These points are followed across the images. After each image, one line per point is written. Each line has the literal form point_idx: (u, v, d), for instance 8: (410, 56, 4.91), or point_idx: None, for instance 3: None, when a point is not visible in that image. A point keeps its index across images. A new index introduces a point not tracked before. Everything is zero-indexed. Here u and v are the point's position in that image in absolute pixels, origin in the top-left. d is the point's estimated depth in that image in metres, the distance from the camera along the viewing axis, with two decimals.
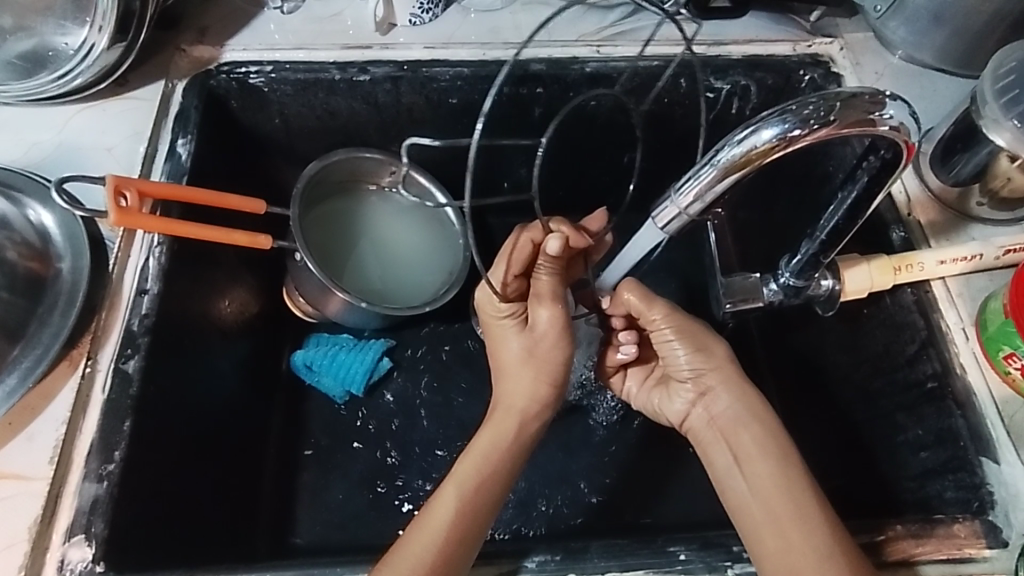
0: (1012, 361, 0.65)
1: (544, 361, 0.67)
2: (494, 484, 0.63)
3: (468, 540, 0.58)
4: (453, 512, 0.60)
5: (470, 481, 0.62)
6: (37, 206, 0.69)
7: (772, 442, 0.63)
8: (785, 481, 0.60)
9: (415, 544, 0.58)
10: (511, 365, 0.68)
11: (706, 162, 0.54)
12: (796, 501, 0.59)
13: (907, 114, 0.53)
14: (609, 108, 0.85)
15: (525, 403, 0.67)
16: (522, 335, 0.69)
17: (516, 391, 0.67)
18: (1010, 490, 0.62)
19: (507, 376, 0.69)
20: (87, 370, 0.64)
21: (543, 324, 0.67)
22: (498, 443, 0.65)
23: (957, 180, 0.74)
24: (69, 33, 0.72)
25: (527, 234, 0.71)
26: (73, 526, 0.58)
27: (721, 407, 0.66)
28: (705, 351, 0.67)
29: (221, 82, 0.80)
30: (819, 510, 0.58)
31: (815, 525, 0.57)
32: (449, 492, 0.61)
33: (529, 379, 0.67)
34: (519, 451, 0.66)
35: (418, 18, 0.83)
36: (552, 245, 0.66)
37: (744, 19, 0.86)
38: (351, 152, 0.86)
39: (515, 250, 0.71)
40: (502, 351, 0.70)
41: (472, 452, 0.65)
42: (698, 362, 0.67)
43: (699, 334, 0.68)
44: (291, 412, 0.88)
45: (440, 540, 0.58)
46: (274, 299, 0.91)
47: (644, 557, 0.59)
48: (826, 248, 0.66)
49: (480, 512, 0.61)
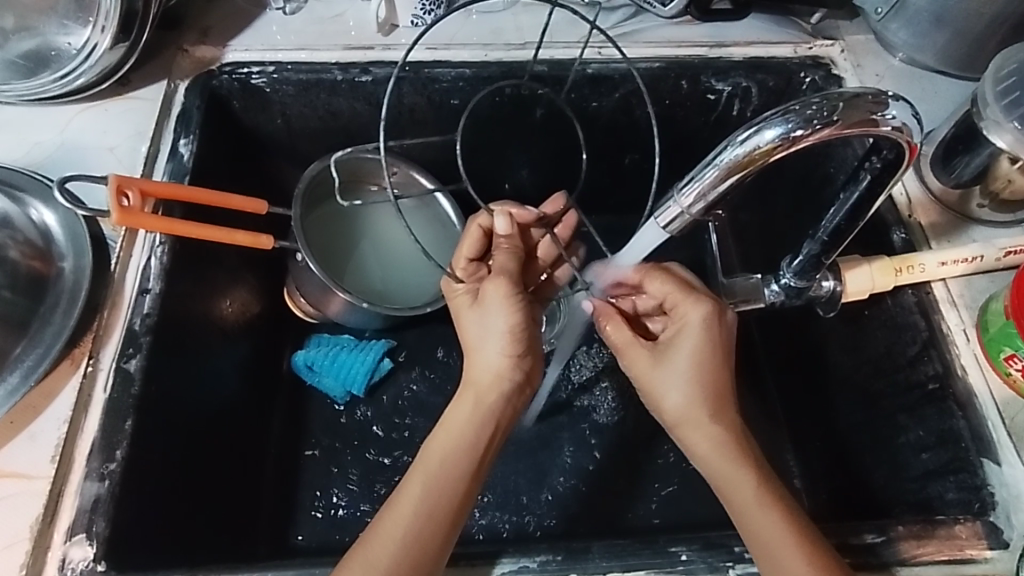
0: (1013, 361, 0.65)
1: (502, 331, 0.63)
2: (465, 457, 0.60)
3: (437, 519, 0.57)
4: (421, 498, 0.58)
5: (436, 459, 0.60)
6: (39, 205, 0.70)
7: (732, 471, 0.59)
8: (751, 510, 0.57)
9: (383, 533, 0.57)
10: (476, 341, 0.65)
11: (708, 162, 0.54)
12: (763, 530, 0.56)
13: (909, 114, 0.53)
14: (612, 109, 0.86)
15: (492, 379, 0.63)
16: (474, 311, 0.66)
17: (484, 363, 0.63)
18: (1011, 490, 0.62)
19: (474, 351, 0.65)
20: (89, 369, 0.64)
21: (492, 298, 0.65)
22: (464, 420, 0.62)
23: (958, 182, 0.74)
24: (72, 33, 0.72)
25: (474, 220, 0.73)
26: (74, 525, 0.58)
27: (694, 444, 0.61)
28: (679, 389, 0.61)
29: (223, 83, 0.80)
30: (793, 529, 0.56)
31: (791, 553, 0.55)
32: (415, 476, 0.59)
33: (495, 352, 0.63)
34: (489, 424, 0.62)
35: (421, 19, 0.83)
36: (498, 221, 0.71)
37: (745, 21, 0.87)
38: (353, 154, 0.86)
39: (465, 236, 0.73)
40: (464, 331, 0.66)
41: (440, 431, 0.62)
42: (671, 405, 0.62)
43: (667, 375, 0.62)
44: (291, 413, 0.88)
45: (407, 529, 0.56)
46: (274, 298, 0.91)
47: (645, 557, 0.59)
48: (828, 249, 0.66)
49: (449, 489, 0.59)
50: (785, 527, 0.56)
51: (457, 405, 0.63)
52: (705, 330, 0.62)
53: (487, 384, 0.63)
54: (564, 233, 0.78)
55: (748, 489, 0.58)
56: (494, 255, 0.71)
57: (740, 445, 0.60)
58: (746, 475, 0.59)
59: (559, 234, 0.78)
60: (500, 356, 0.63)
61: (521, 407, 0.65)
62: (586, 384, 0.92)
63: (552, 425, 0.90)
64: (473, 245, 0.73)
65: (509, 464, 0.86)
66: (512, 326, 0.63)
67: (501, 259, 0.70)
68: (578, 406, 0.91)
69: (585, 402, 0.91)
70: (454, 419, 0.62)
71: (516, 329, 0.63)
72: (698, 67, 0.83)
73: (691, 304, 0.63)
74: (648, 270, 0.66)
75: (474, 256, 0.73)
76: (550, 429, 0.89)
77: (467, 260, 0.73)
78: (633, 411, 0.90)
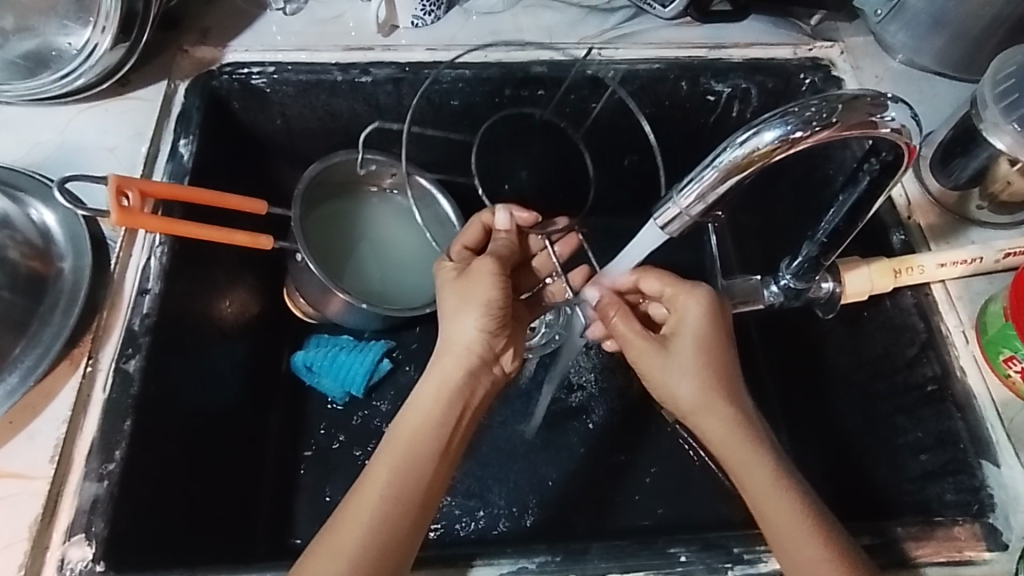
0: (1012, 363, 0.65)
1: (480, 304, 0.64)
2: (433, 438, 0.60)
3: (406, 501, 0.56)
4: (386, 482, 0.57)
5: (403, 440, 0.59)
6: (39, 205, 0.70)
7: (749, 458, 0.58)
8: (769, 494, 0.57)
9: (351, 517, 0.56)
10: (452, 311, 0.65)
11: (707, 163, 0.54)
12: (781, 513, 0.56)
13: (908, 116, 0.53)
14: (610, 111, 0.86)
15: (466, 351, 0.63)
16: (455, 284, 0.66)
17: (455, 338, 0.64)
18: (1009, 492, 0.62)
19: (447, 322, 0.65)
20: (87, 369, 0.64)
21: (477, 273, 0.65)
22: (432, 399, 0.61)
23: (957, 184, 0.74)
24: (72, 34, 0.73)
25: (477, 217, 0.74)
26: (74, 525, 0.58)
27: (709, 432, 0.60)
28: (691, 377, 0.61)
29: (223, 83, 0.80)
30: (808, 514, 0.56)
31: (811, 537, 0.55)
32: (384, 458, 0.58)
33: (472, 322, 0.64)
34: (459, 402, 0.62)
35: (421, 19, 0.83)
36: (499, 214, 0.73)
37: (745, 22, 0.87)
38: (351, 154, 0.86)
39: (467, 229, 0.75)
40: (444, 303, 0.66)
41: (405, 413, 0.61)
42: (685, 392, 0.61)
43: (674, 363, 0.62)
44: (291, 414, 0.88)
45: (376, 511, 0.55)
46: (274, 299, 0.91)
47: (644, 558, 0.59)
48: (826, 250, 0.66)
49: (418, 470, 0.58)
50: (799, 509, 0.56)
51: (424, 383, 0.63)
52: (704, 321, 0.62)
53: (456, 357, 0.63)
54: (564, 251, 0.81)
55: (764, 472, 0.58)
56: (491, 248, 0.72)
57: (749, 429, 0.60)
58: (760, 457, 0.58)
59: (559, 250, 0.80)
60: (475, 331, 0.63)
61: (490, 391, 0.65)
62: (584, 384, 0.92)
63: (551, 425, 0.90)
64: (473, 237, 0.75)
65: (508, 464, 0.87)
66: (489, 300, 0.64)
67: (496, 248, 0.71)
68: (575, 406, 0.91)
69: (581, 403, 0.91)
70: (422, 400, 0.61)
71: (493, 305, 0.64)
72: (698, 68, 0.83)
73: (688, 295, 0.63)
74: (643, 270, 0.67)
75: (472, 246, 0.75)
76: (549, 429, 0.89)
77: (462, 248, 0.75)
78: (632, 412, 0.90)
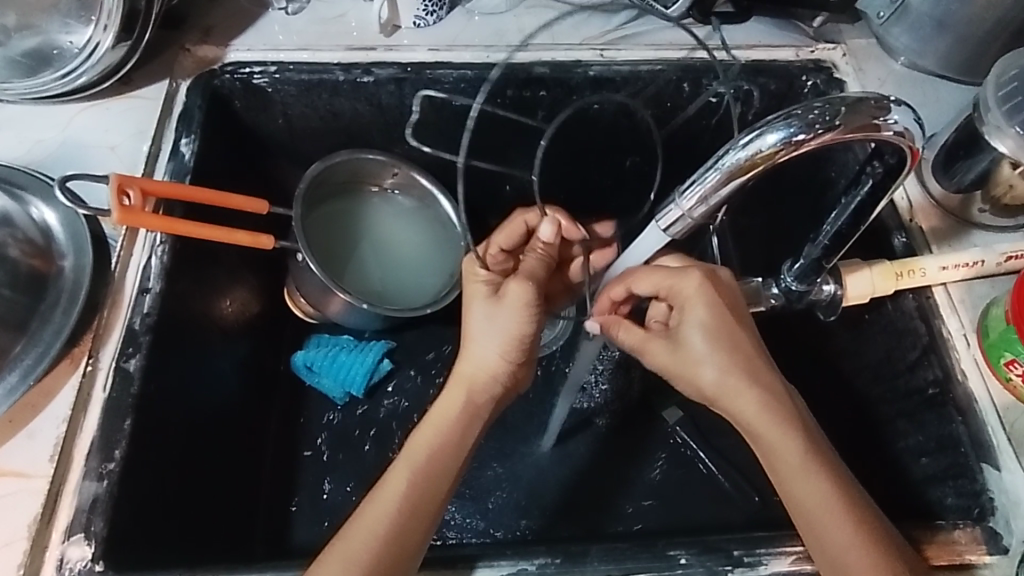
0: (1013, 366, 0.64)
1: (509, 334, 0.61)
2: (450, 455, 0.60)
3: (422, 514, 0.57)
4: (404, 492, 0.57)
5: (423, 452, 0.59)
6: (40, 203, 0.70)
7: (781, 439, 0.57)
8: (799, 477, 0.56)
9: (365, 522, 0.55)
10: (474, 334, 0.63)
11: (711, 166, 0.54)
12: (809, 493, 0.55)
13: (912, 119, 0.52)
14: (612, 112, 0.86)
15: (487, 379, 0.62)
16: (486, 302, 0.63)
17: (480, 359, 0.62)
18: (1010, 496, 0.62)
19: (469, 340, 0.63)
20: (88, 368, 0.64)
21: (510, 298, 0.62)
22: (451, 414, 0.61)
23: (960, 186, 0.74)
24: (74, 32, 0.72)
25: (523, 215, 0.74)
26: (72, 525, 0.58)
27: (739, 412, 0.59)
28: (710, 363, 0.60)
29: (225, 82, 0.80)
30: (841, 498, 0.55)
31: (838, 521, 0.54)
32: (401, 468, 0.58)
33: (496, 349, 0.62)
34: (474, 422, 0.62)
35: (423, 20, 0.83)
36: (545, 227, 0.70)
37: (748, 23, 0.87)
38: (354, 154, 0.86)
39: (508, 227, 0.74)
40: (468, 320, 0.64)
41: (426, 423, 0.62)
42: (707, 381, 0.60)
43: (689, 355, 0.60)
44: (294, 414, 0.89)
45: (392, 521, 0.55)
46: (274, 298, 0.91)
47: (644, 560, 0.59)
48: (829, 253, 0.65)
49: (438, 485, 0.58)
50: (831, 492, 0.55)
51: (446, 397, 0.63)
52: (708, 296, 0.61)
53: (480, 382, 0.62)
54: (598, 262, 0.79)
55: (794, 453, 0.57)
56: (526, 256, 0.70)
57: (780, 409, 0.59)
58: (789, 439, 0.57)
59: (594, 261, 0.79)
60: (496, 357, 0.61)
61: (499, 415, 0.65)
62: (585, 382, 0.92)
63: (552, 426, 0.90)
64: (512, 237, 0.73)
65: (510, 464, 0.88)
66: (518, 334, 0.61)
67: (531, 264, 0.68)
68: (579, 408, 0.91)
69: (584, 407, 0.91)
70: (445, 413, 0.61)
71: (521, 338, 0.62)
72: (700, 69, 0.83)
73: (681, 278, 0.62)
74: (630, 272, 0.63)
75: (507, 247, 0.74)
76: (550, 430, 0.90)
77: (499, 249, 0.73)
78: (632, 413, 0.91)
